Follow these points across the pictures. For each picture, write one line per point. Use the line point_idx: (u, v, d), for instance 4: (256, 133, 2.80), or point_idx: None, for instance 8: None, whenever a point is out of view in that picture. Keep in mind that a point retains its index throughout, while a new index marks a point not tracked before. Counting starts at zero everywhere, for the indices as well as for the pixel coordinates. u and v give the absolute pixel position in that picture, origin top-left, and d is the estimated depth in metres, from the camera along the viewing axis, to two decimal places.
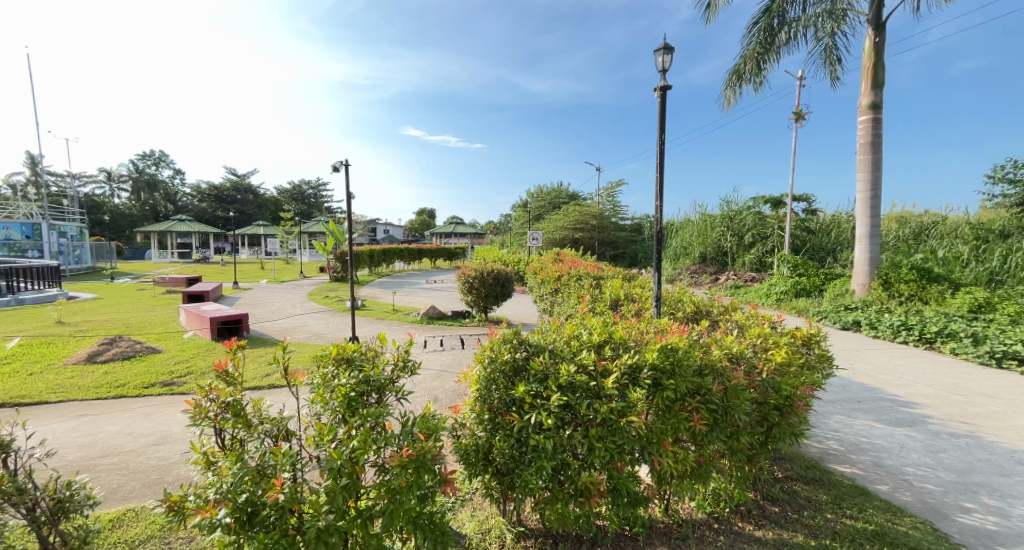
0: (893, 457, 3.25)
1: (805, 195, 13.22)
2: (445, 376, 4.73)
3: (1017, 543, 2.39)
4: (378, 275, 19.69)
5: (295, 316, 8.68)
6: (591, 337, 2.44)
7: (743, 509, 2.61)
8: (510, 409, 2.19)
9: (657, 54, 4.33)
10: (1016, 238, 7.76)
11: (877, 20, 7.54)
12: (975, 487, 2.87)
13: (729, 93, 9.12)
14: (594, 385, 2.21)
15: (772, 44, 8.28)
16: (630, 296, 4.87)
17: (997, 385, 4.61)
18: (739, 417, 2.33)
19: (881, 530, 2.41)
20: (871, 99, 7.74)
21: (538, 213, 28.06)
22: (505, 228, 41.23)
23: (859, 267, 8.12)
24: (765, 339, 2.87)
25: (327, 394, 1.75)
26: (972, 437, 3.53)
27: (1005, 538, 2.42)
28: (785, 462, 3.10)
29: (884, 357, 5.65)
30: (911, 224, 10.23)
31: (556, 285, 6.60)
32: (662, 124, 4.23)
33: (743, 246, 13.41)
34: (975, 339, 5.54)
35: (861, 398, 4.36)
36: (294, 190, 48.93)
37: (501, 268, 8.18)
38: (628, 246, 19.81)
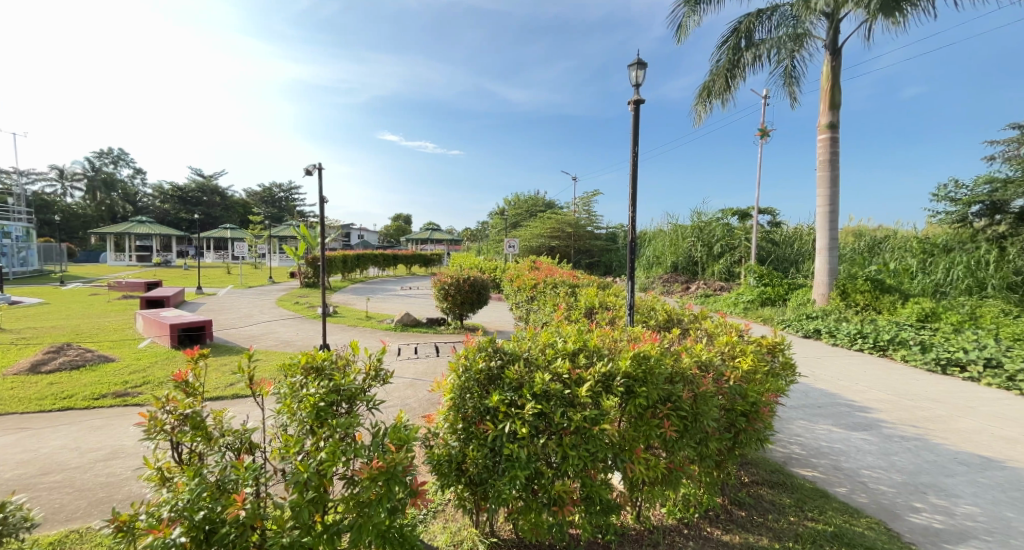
0: (851, 461, 3.38)
1: (769, 207, 13.75)
2: (419, 384, 4.66)
3: (960, 540, 2.52)
4: (352, 281, 19.30)
5: (263, 322, 8.41)
6: (566, 345, 2.45)
7: (711, 514, 2.66)
8: (484, 418, 2.18)
9: (631, 68, 4.45)
10: (959, 252, 8.25)
11: (835, 46, 7.97)
12: (923, 487, 3.02)
13: (700, 109, 9.41)
14: (568, 393, 2.21)
15: (739, 62, 8.62)
16: (604, 304, 4.93)
17: (943, 390, 4.88)
18: (708, 424, 2.38)
19: (840, 531, 2.50)
20: (829, 119, 8.12)
21: (515, 220, 28.18)
22: (482, 235, 41.15)
23: (819, 278, 8.46)
24: (733, 346, 2.95)
25: (295, 404, 1.69)
26: (921, 440, 3.71)
27: (950, 536, 2.54)
28: (752, 467, 3.17)
29: (842, 364, 5.90)
30: (866, 238, 10.77)
31: (531, 292, 6.63)
32: (636, 136, 4.33)
33: (713, 256, 13.81)
34: (922, 346, 5.87)
35: (821, 404, 4.53)
36: (264, 192, 47.59)
37: (477, 275, 8.14)
38: (603, 254, 20.09)
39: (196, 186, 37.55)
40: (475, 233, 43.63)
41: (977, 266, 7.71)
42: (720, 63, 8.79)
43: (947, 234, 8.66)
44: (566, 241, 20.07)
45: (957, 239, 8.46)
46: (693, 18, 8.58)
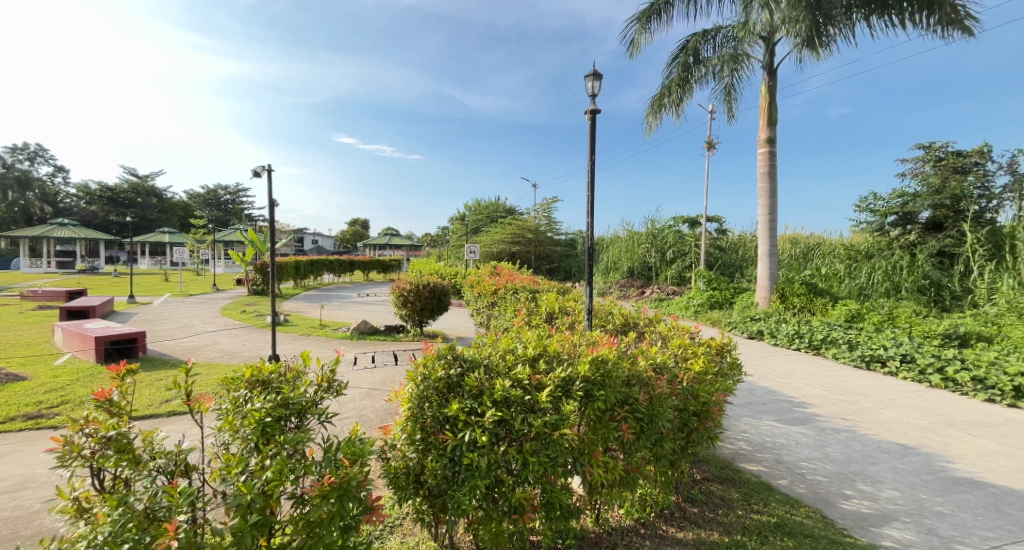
0: (790, 454, 3.57)
1: (717, 215, 14.46)
2: (375, 394, 4.51)
3: (884, 522, 2.70)
4: (305, 288, 18.53)
5: (205, 333, 7.89)
6: (526, 351, 2.45)
7: (666, 512, 2.72)
8: (443, 428, 2.13)
9: (587, 79, 4.55)
10: (878, 257, 8.98)
11: (772, 66, 8.53)
12: (853, 475, 3.24)
13: (651, 120, 9.78)
14: (528, 399, 2.20)
15: (688, 78, 9.04)
16: (564, 309, 4.98)
17: (868, 384, 5.28)
18: (663, 424, 2.45)
19: (782, 521, 2.63)
20: (768, 134, 8.66)
21: (476, 226, 28.13)
22: (442, 241, 40.75)
23: (761, 282, 8.91)
24: (686, 349, 3.06)
25: (237, 421, 1.57)
26: (850, 432, 3.98)
27: (876, 519, 2.73)
28: (704, 464, 3.29)
29: (782, 363, 6.28)
30: (801, 245, 11.55)
31: (492, 298, 6.60)
32: (593, 144, 4.44)
33: (666, 262, 14.35)
34: (850, 345, 6.35)
35: (764, 401, 4.78)
36: (208, 195, 44.93)
37: (437, 281, 8.02)
38: (562, 259, 20.46)
39: (129, 187, 34.89)
40: (435, 238, 43.16)
41: (893, 270, 8.41)
42: (670, 78, 9.19)
43: (868, 241, 9.40)
44: (527, 247, 20.22)
45: (876, 246, 9.22)
46: (645, 35, 8.93)
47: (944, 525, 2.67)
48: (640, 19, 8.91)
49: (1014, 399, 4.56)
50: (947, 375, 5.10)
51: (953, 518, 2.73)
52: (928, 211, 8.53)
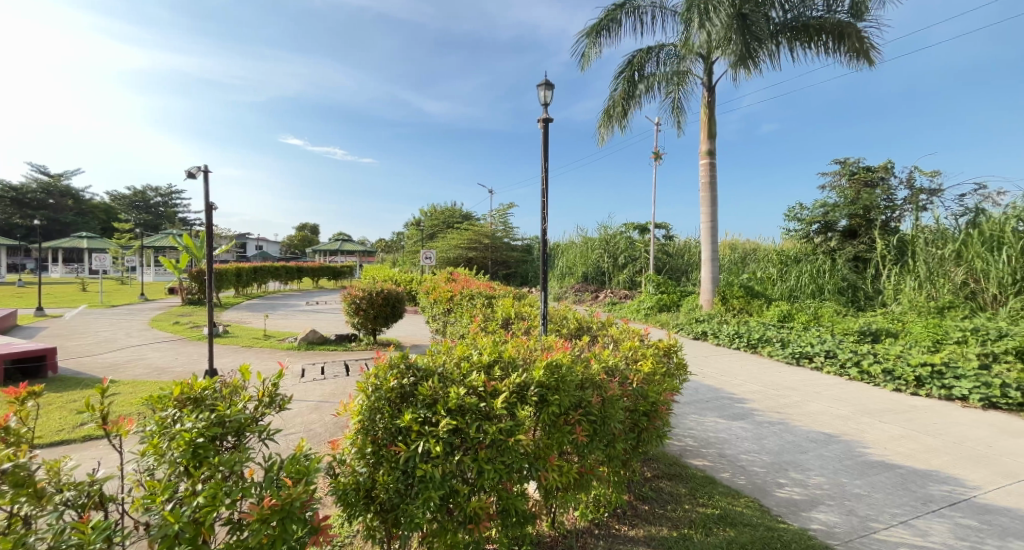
0: (732, 447, 3.77)
1: (664, 222, 15.10)
2: (324, 407, 4.31)
3: (812, 506, 2.91)
4: (247, 296, 17.49)
5: (131, 347, 7.23)
6: (481, 358, 2.44)
7: (619, 511, 2.78)
8: (396, 440, 2.06)
9: (540, 88, 4.63)
10: (805, 261, 9.72)
11: (711, 83, 9.08)
12: (786, 465, 3.46)
13: (603, 131, 10.10)
14: (483, 406, 2.18)
15: (635, 92, 9.43)
16: (520, 314, 5.00)
17: (799, 379, 5.69)
18: (615, 425, 2.50)
19: (725, 512, 2.76)
20: (708, 146, 9.17)
21: (431, 231, 27.77)
22: (397, 246, 39.92)
23: (704, 286, 9.39)
24: (636, 351, 3.17)
25: (164, 444, 1.43)
26: (783, 424, 4.27)
27: (806, 504, 2.92)
28: (654, 462, 3.40)
29: (725, 361, 6.64)
30: (739, 250, 12.29)
31: (447, 304, 6.52)
32: (547, 151, 4.51)
33: (618, 267, 14.81)
34: (782, 343, 6.82)
35: (708, 398, 5.03)
36: (136, 197, 41.47)
37: (392, 288, 7.81)
38: (519, 265, 20.65)
39: (39, 187, 31.55)
40: (389, 244, 42.22)
41: (818, 274, 9.17)
42: (618, 91, 9.53)
43: (796, 247, 10.15)
44: (483, 253, 20.18)
45: (803, 252, 9.98)
46: (594, 49, 9.23)
47: (862, 505, 2.92)
48: (589, 34, 9.21)
49: (916, 388, 5.07)
50: (863, 368, 5.60)
51: (869, 499, 2.98)
52: (844, 220, 9.34)
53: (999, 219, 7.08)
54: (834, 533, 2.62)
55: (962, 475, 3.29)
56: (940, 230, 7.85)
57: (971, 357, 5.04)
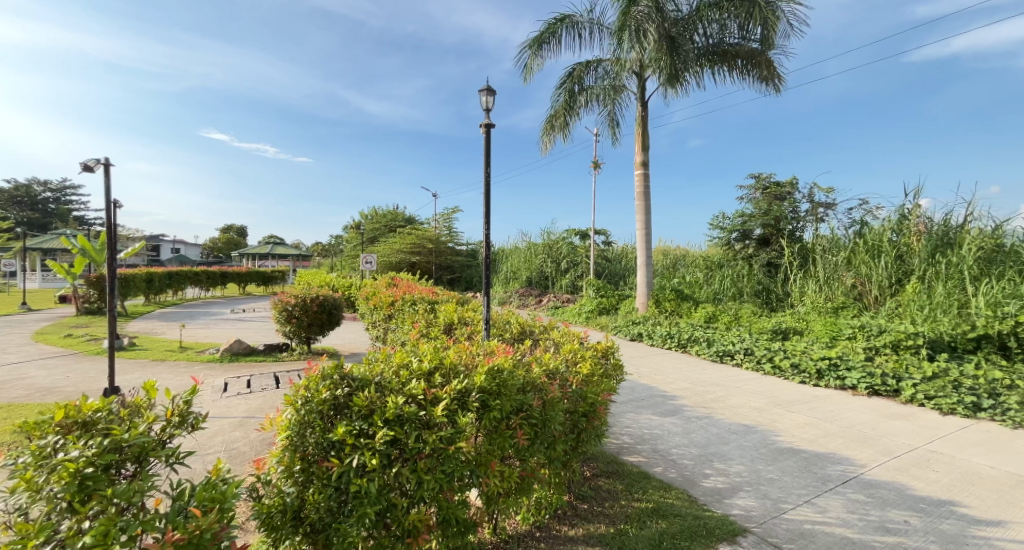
0: (664, 443, 3.96)
1: (604, 229, 15.67)
2: (249, 423, 3.99)
3: (733, 493, 3.12)
4: (160, 304, 15.83)
5: (9, 365, 6.25)
6: (421, 366, 2.37)
7: (560, 512, 2.81)
8: (328, 455, 1.95)
9: (481, 94, 4.64)
10: (728, 266, 10.55)
11: (644, 98, 9.58)
12: (711, 456, 3.70)
13: (546, 140, 10.30)
14: (423, 415, 2.11)
15: (574, 103, 9.73)
16: (463, 319, 4.93)
17: (723, 375, 6.13)
18: (555, 427, 2.53)
19: (657, 505, 2.89)
20: (642, 157, 9.66)
21: (372, 235, 26.84)
22: (335, 250, 38.21)
23: (640, 289, 9.86)
24: (576, 354, 3.25)
25: (42, 478, 1.24)
26: (709, 418, 4.56)
27: (728, 492, 3.13)
28: (593, 462, 3.49)
29: (658, 361, 6.99)
30: (671, 256, 13.03)
31: (388, 310, 6.31)
32: (488, 157, 4.52)
33: (560, 271, 15.15)
34: (708, 342, 7.31)
35: (643, 396, 5.25)
36: (19, 192, 36.26)
37: (328, 294, 7.42)
38: (464, 270, 20.55)
39: None
40: (327, 247, 40.33)
41: (738, 278, 10.02)
42: (560, 101, 9.81)
43: (720, 253, 10.92)
44: (427, 258, 19.84)
45: (725, 257, 10.79)
46: (536, 60, 9.42)
47: (773, 488, 3.18)
48: (532, 46, 9.40)
49: (817, 380, 5.64)
50: (775, 363, 6.14)
51: (779, 482, 3.26)
52: (758, 229, 10.10)
53: (878, 229, 8.03)
54: (751, 516, 2.83)
55: (852, 455, 3.69)
56: (833, 240, 8.78)
57: (860, 351, 5.69)
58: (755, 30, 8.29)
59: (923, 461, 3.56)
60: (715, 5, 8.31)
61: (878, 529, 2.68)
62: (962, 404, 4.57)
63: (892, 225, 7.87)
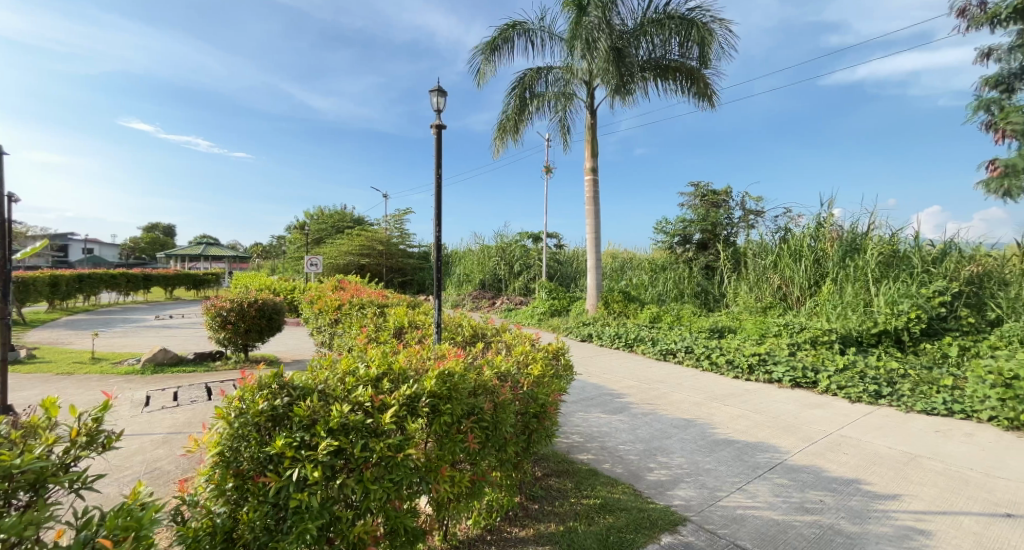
0: (612, 440, 4.09)
1: (555, 232, 15.94)
2: (175, 440, 3.68)
3: (674, 484, 3.28)
4: (70, 311, 14.25)
5: None
6: (369, 371, 2.31)
7: (511, 514, 2.83)
8: (266, 469, 1.85)
9: (433, 95, 4.59)
10: (671, 268, 11.08)
11: (592, 107, 9.87)
12: (655, 450, 3.86)
13: (498, 144, 10.36)
14: (370, 423, 2.05)
15: (526, 108, 9.87)
16: (413, 323, 4.84)
17: (667, 373, 6.43)
18: (506, 429, 2.54)
19: (605, 501, 2.98)
20: (592, 163, 9.94)
21: (318, 236, 25.69)
22: (277, 252, 36.29)
23: (590, 291, 10.13)
24: (527, 356, 3.29)
25: None
26: (653, 414, 4.76)
27: (669, 484, 3.28)
28: (545, 462, 3.55)
29: (607, 360, 7.22)
30: (619, 259, 13.50)
31: (335, 314, 6.06)
32: (439, 158, 4.48)
33: (513, 274, 15.25)
34: (653, 341, 7.64)
35: (592, 395, 5.40)
36: None
37: (268, 298, 7.02)
38: (416, 272, 20.20)
39: None
40: (269, 248, 38.23)
41: (680, 280, 10.56)
42: (511, 106, 9.91)
43: (663, 256, 11.44)
44: (378, 260, 19.31)
45: (668, 260, 11.32)
46: (488, 65, 9.46)
47: (709, 478, 3.37)
48: (483, 50, 9.43)
49: (748, 374, 6.06)
50: (712, 359, 6.52)
51: (714, 471, 3.46)
52: (697, 234, 10.67)
53: (799, 235, 8.74)
54: (690, 505, 2.98)
55: (778, 442, 4.00)
56: (762, 244, 9.47)
57: (784, 346, 6.17)
58: (693, 50, 8.79)
59: (836, 445, 3.92)
60: (657, 22, 8.74)
61: (799, 510, 2.92)
62: (867, 392, 5.07)
63: (811, 232, 8.59)
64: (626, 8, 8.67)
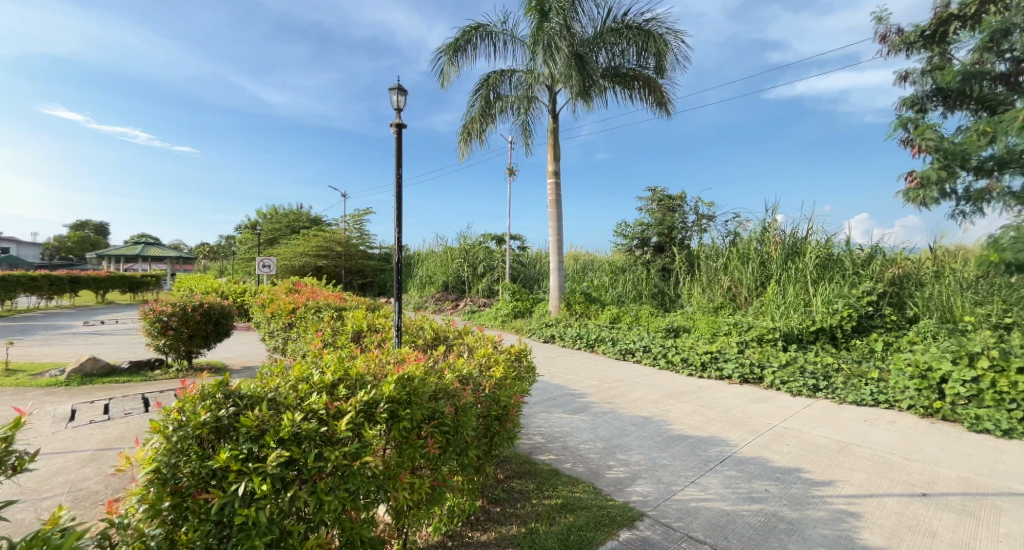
0: (573, 439, 4.13)
1: (518, 235, 16.00)
2: (104, 458, 3.40)
3: (632, 481, 3.35)
4: None
5: None
6: (324, 378, 2.22)
7: (472, 518, 2.80)
8: (208, 486, 1.73)
9: (393, 92, 4.49)
10: (630, 269, 11.37)
11: (554, 111, 10.00)
12: (615, 448, 3.94)
13: (462, 146, 10.30)
14: (324, 431, 1.96)
15: (489, 111, 9.88)
16: (373, 326, 4.71)
17: (626, 372, 6.59)
18: (468, 433, 2.51)
19: (567, 500, 3.00)
20: (555, 167, 10.06)
21: (271, 236, 24.52)
22: (227, 252, 34.41)
23: (552, 292, 10.23)
24: (490, 358, 3.27)
25: None
26: (613, 412, 4.86)
27: (628, 480, 3.35)
28: (507, 463, 3.54)
29: (569, 361, 7.31)
30: (581, 261, 13.72)
31: (288, 318, 5.80)
32: (400, 157, 4.38)
33: (477, 275, 15.18)
34: (613, 341, 7.80)
35: (554, 396, 5.45)
36: None
37: (215, 301, 6.61)
38: (376, 274, 19.74)
39: None
40: (217, 248, 36.20)
41: (639, 281, 10.87)
42: (475, 109, 9.90)
43: (623, 258, 11.71)
44: (336, 261, 18.70)
45: (628, 262, 11.60)
46: (451, 67, 9.39)
47: (665, 473, 3.47)
48: (446, 51, 9.35)
49: (701, 371, 6.31)
50: (668, 358, 6.74)
51: (670, 466, 3.57)
52: (654, 237, 11.01)
53: (747, 239, 9.20)
54: (647, 501, 3.06)
55: (728, 436, 4.18)
56: (714, 248, 9.89)
57: (734, 344, 6.46)
58: (650, 60, 9.11)
59: (780, 437, 4.14)
60: (615, 32, 8.99)
61: (747, 499, 3.05)
62: (806, 386, 5.40)
63: (758, 236, 9.06)
64: (587, 16, 8.85)
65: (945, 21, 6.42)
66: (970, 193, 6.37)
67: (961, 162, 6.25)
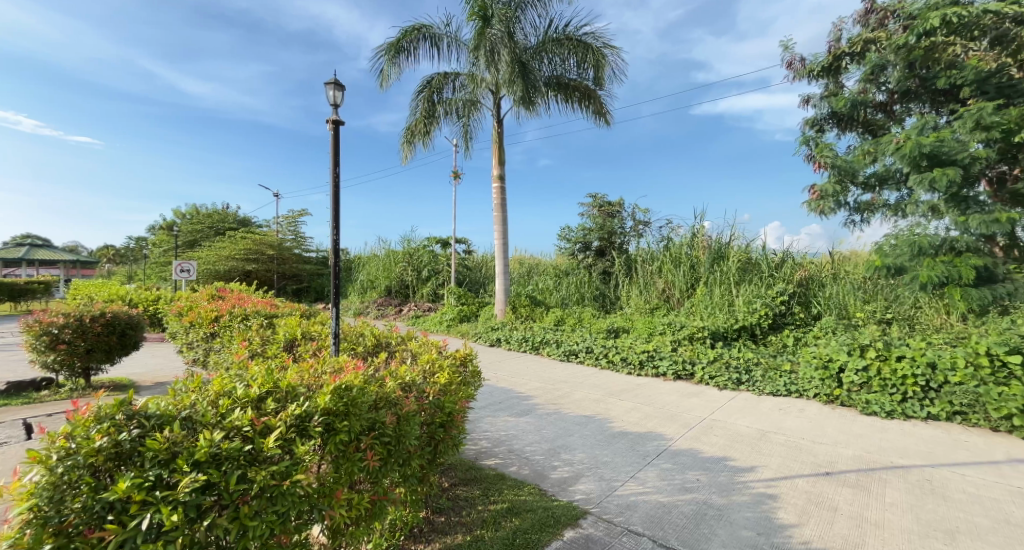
0: (519, 442, 4.11)
1: (463, 238, 15.82)
2: None
3: (575, 479, 3.38)
4: None
5: None
6: (249, 391, 2.02)
7: (415, 530, 2.68)
8: (104, 521, 1.49)
9: (328, 88, 4.25)
10: (573, 272, 11.62)
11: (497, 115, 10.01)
12: (558, 448, 3.96)
13: (405, 148, 10.03)
14: (249, 449, 1.78)
15: (433, 112, 9.70)
16: (308, 333, 4.41)
17: (570, 373, 6.69)
18: (410, 442, 2.39)
19: (512, 504, 2.95)
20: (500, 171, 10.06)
21: (191, 239, 22.47)
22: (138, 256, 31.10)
23: (498, 296, 10.20)
24: (434, 364, 3.16)
25: None
26: (557, 413, 4.89)
27: (571, 479, 3.38)
28: (452, 471, 3.43)
29: (514, 364, 7.30)
30: (525, 265, 13.83)
31: (210, 327, 5.30)
32: (337, 156, 4.15)
33: (421, 279, 14.83)
34: (557, 343, 7.90)
35: (500, 399, 5.40)
36: None
37: (120, 310, 5.90)
38: (313, 279, 18.74)
39: None
40: (127, 252, 32.64)
41: (582, 284, 11.13)
42: (418, 110, 9.70)
43: (566, 262, 11.93)
44: (267, 266, 17.51)
45: (571, 266, 11.83)
46: (392, 68, 9.14)
47: (606, 470, 3.53)
48: (387, 51, 9.08)
49: (640, 369, 6.53)
50: (609, 358, 6.93)
51: (611, 463, 3.64)
52: (595, 241, 11.30)
53: (678, 244, 9.73)
54: (590, 498, 3.09)
55: (664, 430, 4.35)
56: (650, 252, 10.35)
57: (668, 343, 6.76)
58: (588, 72, 9.38)
59: (710, 429, 4.37)
60: (556, 42, 9.18)
61: (681, 490, 3.18)
62: (731, 380, 5.76)
63: (688, 241, 9.61)
64: (528, 24, 8.97)
65: (838, 58, 7.12)
66: (858, 204, 7.15)
67: (851, 177, 7.01)
